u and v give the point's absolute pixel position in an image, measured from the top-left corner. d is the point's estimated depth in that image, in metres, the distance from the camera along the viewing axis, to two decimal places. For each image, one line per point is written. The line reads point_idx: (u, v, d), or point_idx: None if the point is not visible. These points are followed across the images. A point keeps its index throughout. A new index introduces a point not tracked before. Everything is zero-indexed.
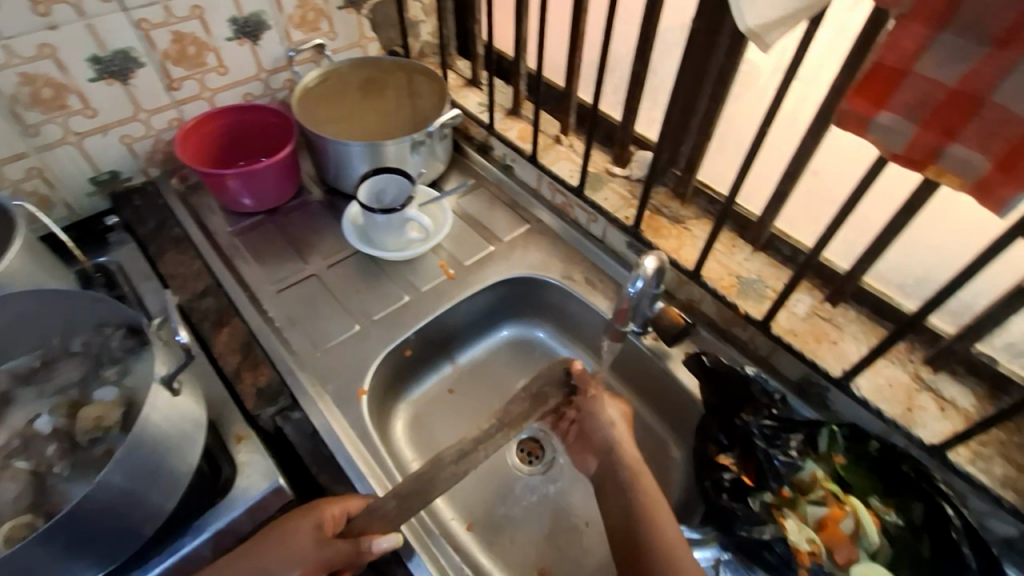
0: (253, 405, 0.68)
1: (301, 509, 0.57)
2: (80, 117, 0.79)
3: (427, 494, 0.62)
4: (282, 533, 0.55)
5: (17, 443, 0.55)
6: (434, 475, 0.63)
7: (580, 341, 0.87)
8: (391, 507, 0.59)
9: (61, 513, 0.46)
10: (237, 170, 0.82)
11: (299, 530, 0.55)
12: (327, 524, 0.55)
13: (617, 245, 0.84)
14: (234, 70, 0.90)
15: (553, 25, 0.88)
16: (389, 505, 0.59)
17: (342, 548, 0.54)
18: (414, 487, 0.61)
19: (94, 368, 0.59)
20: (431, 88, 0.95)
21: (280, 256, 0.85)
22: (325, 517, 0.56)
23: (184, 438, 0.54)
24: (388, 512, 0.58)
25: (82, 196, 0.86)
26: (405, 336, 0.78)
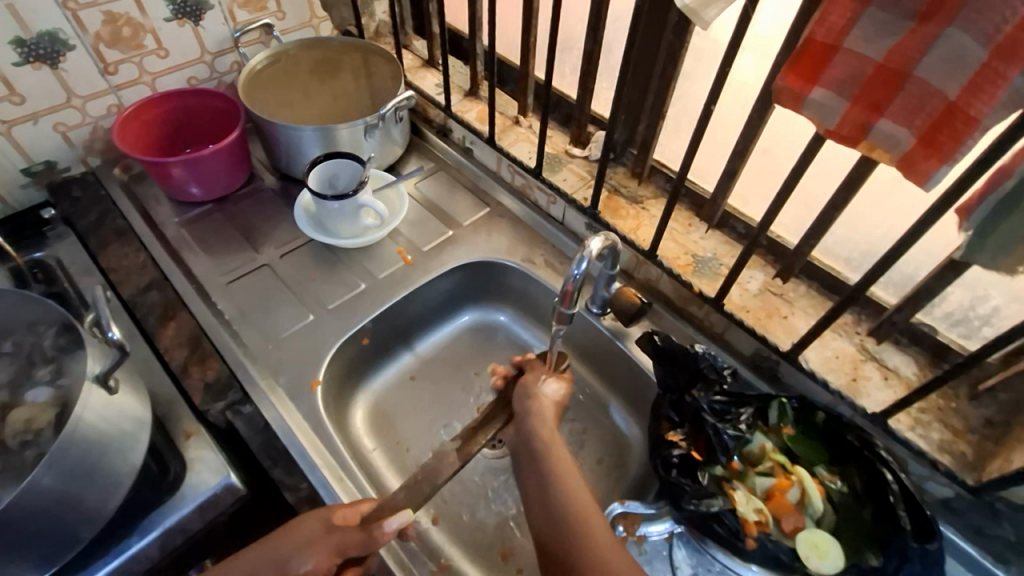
0: (201, 400, 0.66)
1: (312, 512, 0.56)
2: (5, 104, 0.75)
3: (434, 478, 0.62)
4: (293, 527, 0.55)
5: None
6: (437, 466, 0.63)
7: (541, 325, 0.87)
8: (400, 497, 0.60)
9: None
10: (180, 158, 0.79)
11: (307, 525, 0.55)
12: (337, 519, 0.55)
13: (576, 226, 0.84)
14: (176, 52, 0.86)
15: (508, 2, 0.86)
16: (398, 496, 0.60)
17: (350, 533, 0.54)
18: (419, 476, 0.62)
19: (25, 369, 0.57)
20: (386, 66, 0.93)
21: (230, 247, 0.83)
22: (335, 515, 0.56)
23: (122, 437, 0.53)
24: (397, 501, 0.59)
25: (16, 187, 0.82)
26: (360, 324, 0.76)
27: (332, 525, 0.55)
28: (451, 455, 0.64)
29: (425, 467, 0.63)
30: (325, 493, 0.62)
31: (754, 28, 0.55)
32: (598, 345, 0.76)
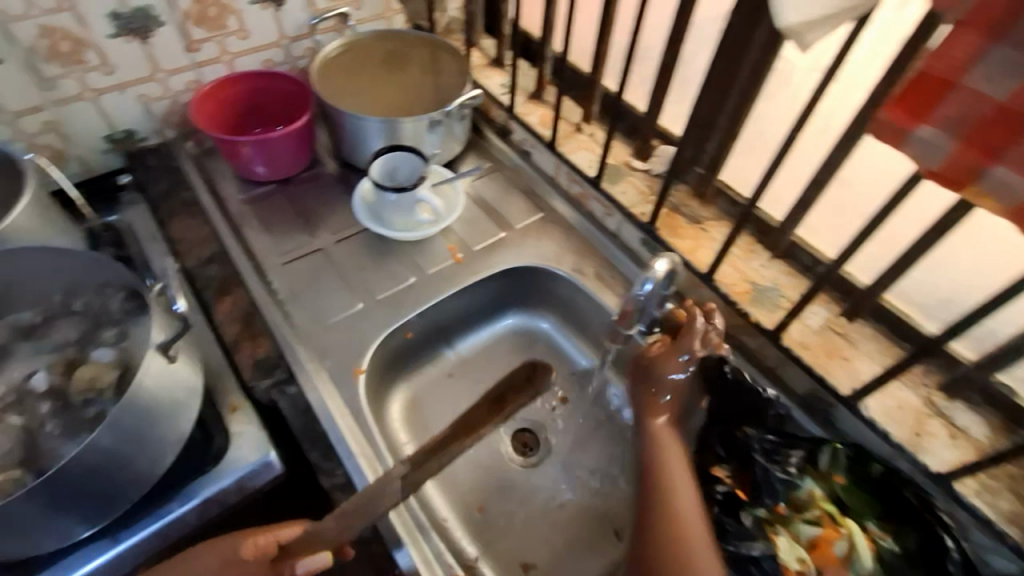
0: (249, 375, 0.67)
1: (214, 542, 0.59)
2: (97, 73, 0.79)
3: (376, 508, 0.58)
4: (189, 563, 0.57)
5: (12, 399, 0.55)
6: (382, 490, 0.59)
7: (585, 337, 0.85)
8: (330, 527, 0.58)
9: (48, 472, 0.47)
10: (251, 138, 0.81)
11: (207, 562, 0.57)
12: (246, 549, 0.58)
13: (631, 242, 0.83)
14: (256, 35, 0.89)
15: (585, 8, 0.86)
16: (329, 523, 0.58)
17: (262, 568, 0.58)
18: (362, 501, 0.58)
19: (91, 329, 0.59)
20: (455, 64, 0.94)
21: (289, 228, 0.85)
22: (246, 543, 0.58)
23: (173, 405, 0.54)
24: (326, 531, 0.59)
25: (97, 153, 0.86)
26: (407, 318, 0.77)
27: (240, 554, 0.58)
28: (395, 482, 0.60)
29: (366, 496, 0.58)
30: (359, 481, 0.62)
31: (849, 56, 0.53)
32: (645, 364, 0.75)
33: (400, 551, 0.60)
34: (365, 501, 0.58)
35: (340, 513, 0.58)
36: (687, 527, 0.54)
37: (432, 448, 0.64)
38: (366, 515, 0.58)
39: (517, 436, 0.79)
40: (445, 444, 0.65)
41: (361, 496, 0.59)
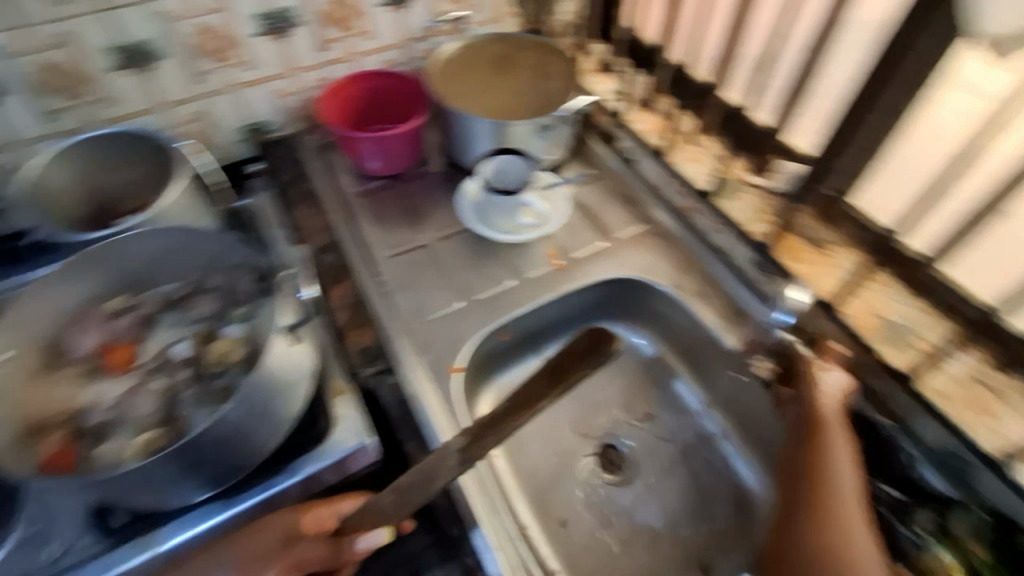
0: (355, 361, 0.72)
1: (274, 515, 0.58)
2: (241, 69, 0.86)
3: (429, 485, 0.58)
4: (249, 537, 0.56)
5: (155, 364, 0.61)
6: (435, 471, 0.59)
7: (683, 357, 0.83)
8: (389, 503, 0.58)
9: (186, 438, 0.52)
10: (370, 135, 0.85)
11: (267, 536, 0.56)
12: (306, 524, 0.58)
13: (744, 262, 0.77)
14: (380, 36, 0.94)
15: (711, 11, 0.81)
16: (386, 501, 0.58)
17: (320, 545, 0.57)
18: (410, 480, 0.58)
19: (225, 305, 0.65)
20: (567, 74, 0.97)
21: (397, 222, 0.88)
22: (304, 519, 0.58)
23: (289, 386, 0.58)
24: (384, 508, 0.58)
25: (233, 142, 0.93)
26: (503, 320, 0.78)
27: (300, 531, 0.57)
28: (453, 458, 0.59)
29: (421, 472, 0.58)
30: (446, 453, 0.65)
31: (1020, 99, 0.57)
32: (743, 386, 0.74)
33: (476, 531, 0.61)
34: (422, 479, 0.58)
35: (395, 489, 0.58)
36: (847, 525, 0.55)
37: (490, 421, 0.62)
38: (420, 492, 0.58)
39: (602, 451, 0.78)
40: (502, 414, 0.63)
41: (414, 476, 0.59)
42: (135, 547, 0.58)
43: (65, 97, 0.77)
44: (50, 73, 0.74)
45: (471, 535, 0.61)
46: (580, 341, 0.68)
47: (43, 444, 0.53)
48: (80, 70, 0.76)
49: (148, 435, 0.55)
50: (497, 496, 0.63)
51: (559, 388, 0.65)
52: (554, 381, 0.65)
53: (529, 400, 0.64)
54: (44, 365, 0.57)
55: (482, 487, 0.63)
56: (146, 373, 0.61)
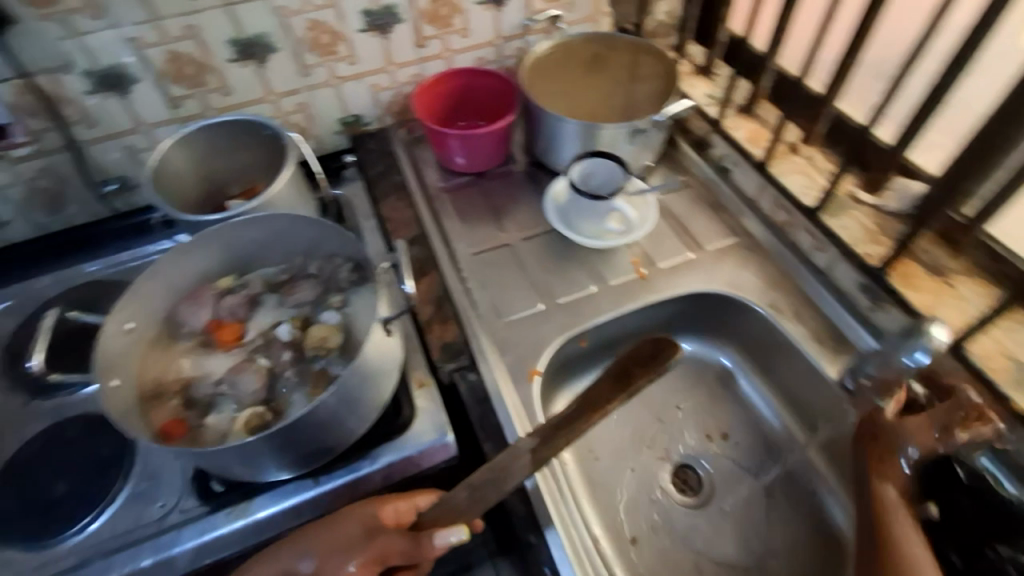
0: (437, 357, 0.72)
1: (353, 507, 0.59)
2: (344, 63, 0.89)
3: (504, 483, 0.60)
4: (333, 527, 0.58)
5: (261, 342, 0.65)
6: (507, 468, 0.60)
7: (769, 380, 0.80)
8: (463, 499, 0.60)
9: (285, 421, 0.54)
10: (459, 132, 0.86)
11: (348, 527, 0.57)
12: (386, 517, 0.58)
13: (847, 284, 0.74)
14: (476, 33, 0.94)
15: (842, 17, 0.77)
16: (461, 496, 0.60)
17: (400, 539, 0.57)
18: (485, 478, 0.60)
19: (323, 292, 0.68)
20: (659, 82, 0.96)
21: (481, 219, 0.89)
22: (385, 512, 0.59)
23: (381, 376, 0.60)
24: (460, 503, 0.59)
25: (330, 133, 0.97)
26: (584, 327, 0.77)
27: (380, 523, 0.58)
28: (525, 458, 0.60)
29: (493, 470, 0.60)
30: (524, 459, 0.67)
31: None
32: (835, 411, 0.72)
33: (549, 533, 0.60)
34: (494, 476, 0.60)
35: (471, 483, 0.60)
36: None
37: (561, 422, 0.63)
38: (495, 489, 0.59)
39: (677, 470, 0.77)
40: (574, 416, 0.63)
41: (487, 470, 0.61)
42: (227, 516, 0.63)
43: (186, 86, 0.83)
44: (176, 63, 0.80)
45: (545, 536, 0.60)
46: (646, 347, 0.68)
47: (157, 412, 0.59)
48: (201, 60, 0.81)
49: (251, 411, 0.58)
50: (569, 497, 0.63)
51: (626, 391, 0.65)
52: (620, 383, 0.65)
53: (595, 401, 0.64)
54: (161, 337, 0.64)
55: (554, 487, 0.63)
56: (252, 350, 0.64)
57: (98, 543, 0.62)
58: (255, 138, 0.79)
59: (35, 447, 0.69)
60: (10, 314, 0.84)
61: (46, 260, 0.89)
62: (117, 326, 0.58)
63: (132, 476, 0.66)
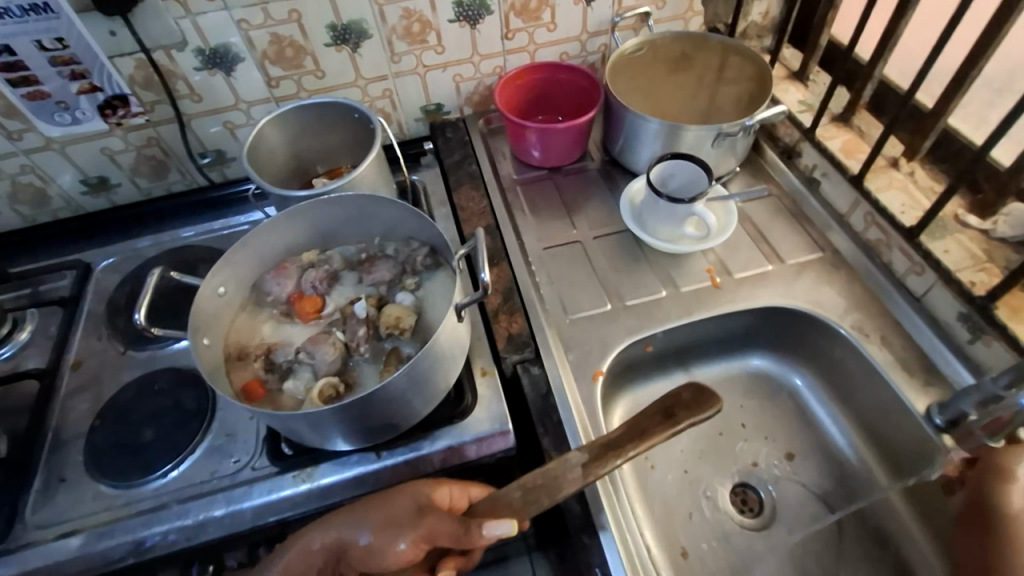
0: (503, 347, 0.72)
1: (410, 485, 0.61)
2: (432, 53, 0.91)
3: (556, 491, 0.57)
4: (389, 503, 0.59)
5: (339, 316, 0.67)
6: (560, 477, 0.58)
7: (844, 406, 0.77)
8: (516, 498, 0.58)
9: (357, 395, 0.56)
10: (538, 125, 0.86)
11: (403, 503, 0.59)
12: (437, 499, 0.59)
13: (942, 312, 0.69)
14: (562, 28, 0.94)
15: (966, 26, 0.72)
16: (514, 495, 0.58)
17: (451, 523, 0.56)
18: (540, 482, 0.58)
19: (398, 273, 0.69)
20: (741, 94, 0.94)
21: (553, 214, 0.89)
22: (436, 494, 0.60)
23: (448, 361, 0.62)
24: (513, 502, 0.58)
25: (412, 120, 1.00)
26: (652, 331, 0.75)
27: (432, 505, 0.59)
28: (575, 469, 0.58)
29: (547, 474, 0.58)
30: None
31: None
32: (917, 446, 0.67)
33: (603, 532, 0.61)
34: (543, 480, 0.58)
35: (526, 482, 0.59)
36: None
37: (610, 443, 0.59)
38: (547, 494, 0.57)
39: (737, 488, 0.74)
40: (624, 441, 0.59)
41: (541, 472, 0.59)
42: (294, 479, 0.66)
43: (283, 68, 0.87)
44: (276, 45, 0.84)
45: (599, 536, 0.60)
46: (688, 388, 0.62)
47: (240, 372, 0.63)
48: (300, 44, 0.84)
49: (325, 382, 0.61)
50: (625, 501, 0.63)
51: (675, 426, 0.60)
52: (669, 417, 0.60)
53: (643, 433, 0.60)
54: (248, 302, 0.69)
55: (610, 490, 0.63)
56: (330, 323, 0.67)
57: (175, 489, 0.67)
58: (345, 120, 0.82)
59: (130, 393, 0.74)
60: (114, 270, 0.91)
61: (149, 223, 0.96)
62: (210, 288, 0.63)
63: (210, 432, 0.71)
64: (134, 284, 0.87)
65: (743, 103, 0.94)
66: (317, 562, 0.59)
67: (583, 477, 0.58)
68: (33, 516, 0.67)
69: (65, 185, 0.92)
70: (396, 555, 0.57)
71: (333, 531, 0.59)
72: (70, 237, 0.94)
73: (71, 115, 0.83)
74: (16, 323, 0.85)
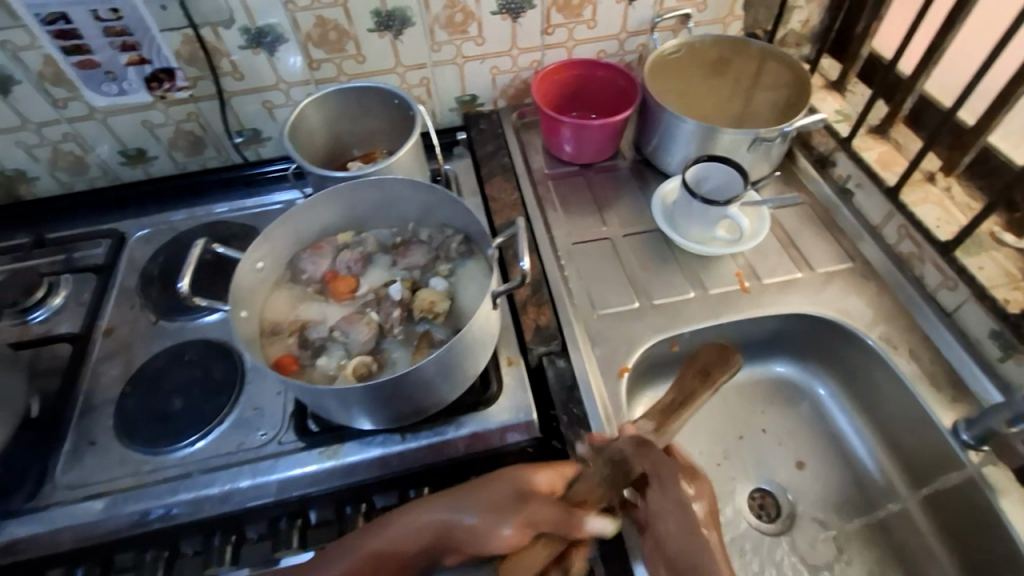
0: (530, 338, 0.73)
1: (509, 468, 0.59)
2: (472, 44, 0.92)
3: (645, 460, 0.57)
4: (490, 486, 0.57)
5: (372, 297, 0.68)
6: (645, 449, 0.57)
7: (866, 417, 0.77)
8: (607, 475, 0.57)
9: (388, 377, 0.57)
10: (574, 121, 0.86)
11: (504, 488, 0.57)
12: (537, 483, 0.58)
13: (973, 328, 0.69)
14: (602, 26, 0.94)
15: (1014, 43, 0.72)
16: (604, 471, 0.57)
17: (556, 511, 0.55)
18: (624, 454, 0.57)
19: (432, 259, 0.70)
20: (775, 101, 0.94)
21: (583, 210, 0.89)
22: (535, 478, 0.58)
23: (479, 348, 0.62)
24: (603, 480, 0.57)
25: (446, 110, 1.01)
26: (678, 332, 0.76)
27: (532, 489, 0.57)
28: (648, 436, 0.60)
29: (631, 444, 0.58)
30: None
31: None
32: (940, 458, 0.67)
33: (622, 521, 0.61)
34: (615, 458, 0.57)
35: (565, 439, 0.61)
36: None
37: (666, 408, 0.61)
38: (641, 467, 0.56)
39: (757, 492, 0.75)
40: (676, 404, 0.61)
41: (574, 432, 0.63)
42: (323, 454, 0.67)
43: (326, 51, 0.88)
44: (320, 28, 0.85)
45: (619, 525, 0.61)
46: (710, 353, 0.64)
47: (274, 346, 0.64)
48: (343, 28, 0.85)
49: (357, 361, 0.61)
50: None
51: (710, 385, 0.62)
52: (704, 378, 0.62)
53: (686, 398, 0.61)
54: (283, 279, 0.70)
55: None
56: (364, 304, 0.68)
57: (202, 459, 0.68)
58: (384, 105, 0.83)
59: (160, 362, 0.75)
60: (147, 242, 0.92)
61: (183, 197, 0.97)
62: (250, 263, 0.64)
63: (239, 404, 0.72)
64: (167, 256, 0.88)
65: (780, 108, 0.94)
66: (417, 543, 0.57)
67: (660, 443, 0.60)
68: (62, 476, 0.68)
69: (104, 154, 0.93)
70: (502, 536, 0.55)
71: (439, 513, 0.57)
72: (106, 207, 0.96)
73: (118, 86, 0.84)
74: (51, 288, 0.86)
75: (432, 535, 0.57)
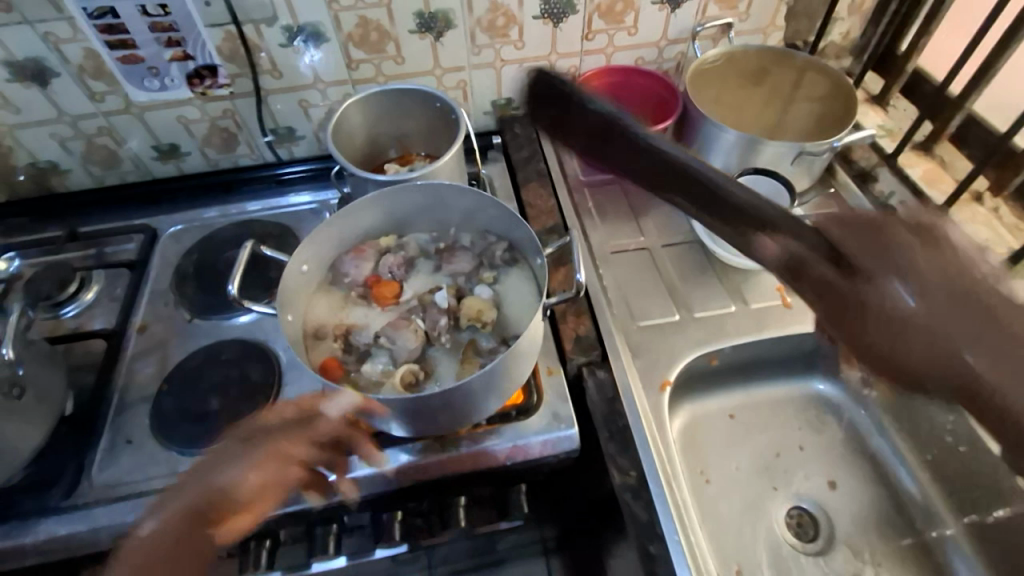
0: (570, 349, 0.72)
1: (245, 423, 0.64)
2: (511, 48, 0.91)
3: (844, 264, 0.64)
4: (234, 439, 0.62)
5: (415, 304, 0.67)
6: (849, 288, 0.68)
7: (904, 436, 0.77)
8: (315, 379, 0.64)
9: (432, 393, 0.56)
10: None
11: (238, 438, 0.61)
12: (270, 417, 0.62)
13: None
14: (643, 32, 0.93)
15: None
16: None
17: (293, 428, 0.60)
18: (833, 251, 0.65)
19: (475, 268, 0.70)
20: (811, 113, 0.95)
21: (620, 218, 0.89)
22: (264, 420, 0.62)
23: (526, 362, 0.61)
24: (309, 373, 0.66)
25: (480, 113, 1.00)
26: (720, 346, 0.75)
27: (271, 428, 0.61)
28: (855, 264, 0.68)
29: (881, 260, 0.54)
30: (651, 477, 0.65)
31: None
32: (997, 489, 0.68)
33: (667, 534, 0.62)
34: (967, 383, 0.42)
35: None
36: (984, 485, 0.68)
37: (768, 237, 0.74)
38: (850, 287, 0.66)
39: (794, 511, 0.75)
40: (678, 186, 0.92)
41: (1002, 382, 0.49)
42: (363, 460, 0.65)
43: (366, 51, 0.87)
44: (362, 29, 0.84)
45: (664, 539, 0.61)
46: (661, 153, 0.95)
47: (316, 350, 0.63)
48: (385, 29, 0.85)
49: (403, 371, 0.61)
50: (689, 511, 0.64)
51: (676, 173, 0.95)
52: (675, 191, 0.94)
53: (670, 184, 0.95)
54: (324, 282, 0.69)
55: (676, 498, 0.64)
56: (407, 311, 0.67)
57: None
58: (424, 107, 0.82)
59: (194, 361, 0.75)
60: (180, 239, 0.92)
61: (214, 194, 0.96)
62: (295, 266, 0.63)
63: None
64: (201, 253, 0.87)
65: (815, 119, 0.95)
66: (180, 512, 0.57)
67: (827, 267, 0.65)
68: (99, 474, 0.67)
69: (136, 148, 0.92)
70: (257, 474, 0.58)
71: (190, 485, 0.59)
72: (138, 202, 0.95)
73: (159, 82, 0.84)
74: (83, 283, 0.86)
75: (194, 505, 0.57)
